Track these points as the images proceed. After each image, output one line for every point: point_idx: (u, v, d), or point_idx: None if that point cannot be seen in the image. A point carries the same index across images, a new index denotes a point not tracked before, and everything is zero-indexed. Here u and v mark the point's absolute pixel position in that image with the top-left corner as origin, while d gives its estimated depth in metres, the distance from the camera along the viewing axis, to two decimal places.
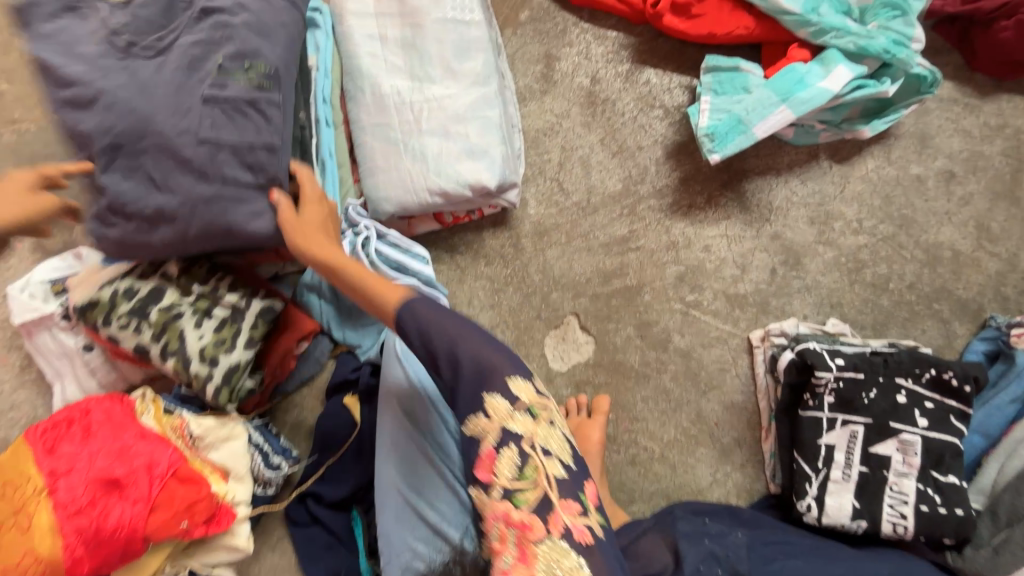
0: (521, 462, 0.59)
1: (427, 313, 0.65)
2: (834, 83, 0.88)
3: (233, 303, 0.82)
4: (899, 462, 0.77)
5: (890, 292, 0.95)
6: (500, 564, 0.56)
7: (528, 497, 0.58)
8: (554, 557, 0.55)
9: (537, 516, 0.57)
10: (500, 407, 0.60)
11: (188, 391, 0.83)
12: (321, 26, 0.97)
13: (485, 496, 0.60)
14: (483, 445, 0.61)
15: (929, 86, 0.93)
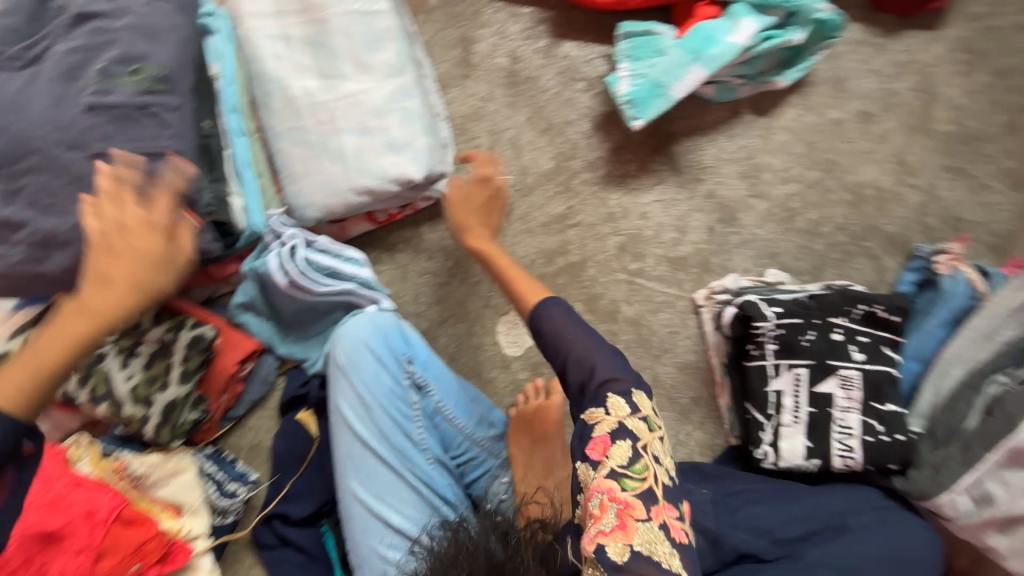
0: (634, 454, 0.60)
1: (567, 325, 0.68)
2: (741, 37, 0.89)
3: (161, 336, 0.78)
4: (842, 397, 0.80)
5: (822, 236, 0.98)
6: (598, 527, 0.58)
7: (637, 484, 0.59)
8: (652, 539, 0.57)
9: (642, 501, 0.58)
10: (621, 405, 0.62)
11: (126, 431, 0.79)
12: (217, 31, 0.91)
13: (592, 473, 0.61)
14: (598, 429, 0.62)
15: (835, 30, 0.94)
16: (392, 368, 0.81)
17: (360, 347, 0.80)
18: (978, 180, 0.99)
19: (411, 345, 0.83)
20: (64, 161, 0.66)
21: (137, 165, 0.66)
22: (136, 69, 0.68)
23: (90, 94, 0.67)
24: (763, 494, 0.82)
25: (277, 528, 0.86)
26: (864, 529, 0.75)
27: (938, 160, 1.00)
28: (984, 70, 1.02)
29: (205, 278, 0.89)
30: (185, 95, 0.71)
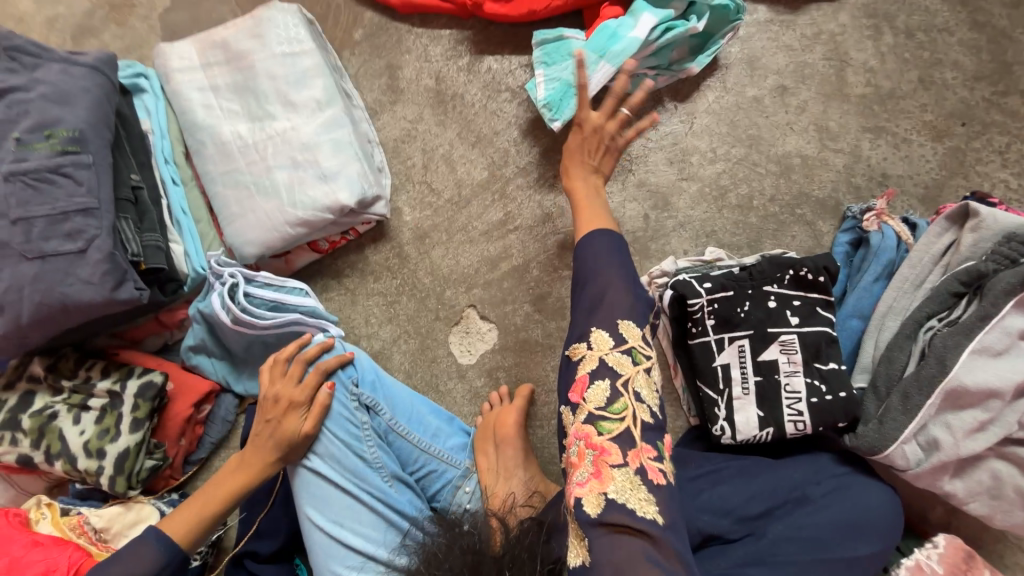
0: (613, 394, 0.63)
1: (605, 256, 0.69)
2: (642, 30, 0.92)
3: (109, 388, 0.79)
4: (785, 363, 0.81)
5: (755, 209, 1.00)
6: (577, 478, 0.61)
7: (614, 426, 0.62)
8: (627, 483, 0.59)
9: (618, 445, 0.61)
10: (602, 339, 0.65)
11: (86, 486, 0.80)
12: (148, 89, 0.95)
13: (572, 418, 0.64)
14: (580, 369, 0.66)
15: (737, 13, 1.00)
16: (339, 392, 0.83)
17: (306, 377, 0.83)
18: (899, 136, 1.01)
19: (357, 367, 0.85)
20: None
21: (58, 224, 0.70)
22: (47, 135, 0.71)
23: (7, 164, 0.70)
24: (728, 472, 0.80)
25: (248, 569, 0.85)
26: (825, 497, 0.75)
27: (858, 122, 1.02)
28: (892, 31, 1.05)
29: (159, 326, 0.91)
30: (100, 152, 0.74)
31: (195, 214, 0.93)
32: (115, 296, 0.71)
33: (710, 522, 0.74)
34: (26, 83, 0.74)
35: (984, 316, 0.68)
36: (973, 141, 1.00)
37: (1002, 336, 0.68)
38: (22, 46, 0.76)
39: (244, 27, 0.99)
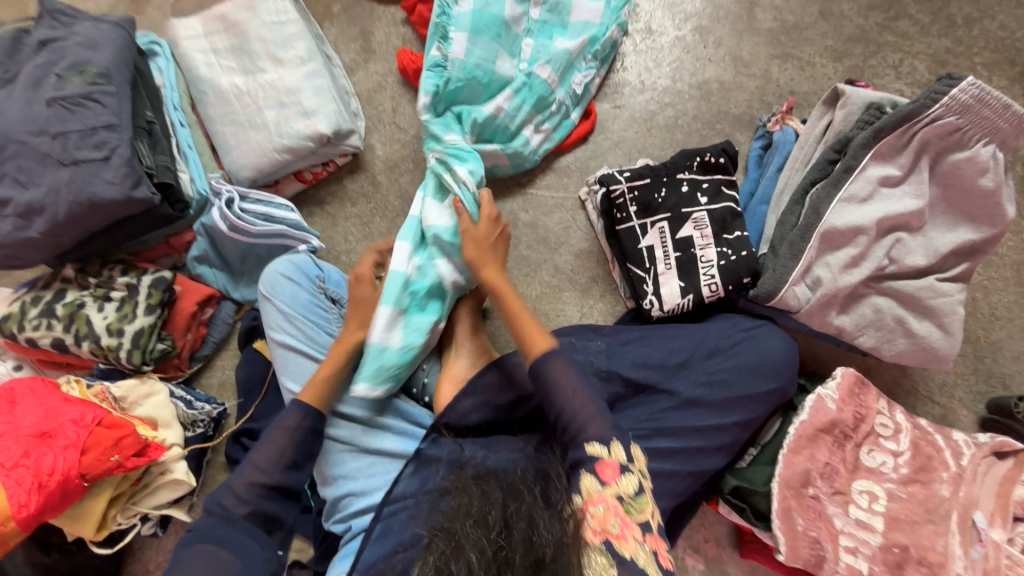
0: (639, 488, 0.66)
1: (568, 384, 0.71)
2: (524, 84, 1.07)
3: (128, 282, 0.95)
4: (699, 237, 0.93)
5: (680, 127, 1.15)
6: (602, 531, 0.62)
7: (633, 507, 0.64)
8: (615, 531, 0.62)
9: (635, 537, 0.62)
10: (625, 488, 0.65)
11: (108, 367, 0.95)
12: (161, 53, 1.14)
13: (598, 486, 0.64)
14: (613, 452, 0.66)
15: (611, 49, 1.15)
16: (306, 286, 0.95)
17: (275, 275, 0.95)
18: (805, 60, 1.16)
19: (321, 268, 0.98)
20: (33, 144, 0.87)
21: (88, 138, 0.87)
22: (81, 71, 0.90)
23: (50, 92, 0.89)
24: (654, 336, 0.93)
25: (246, 445, 0.98)
26: (734, 347, 0.88)
27: (767, 51, 1.17)
28: None
29: (168, 248, 1.05)
30: (121, 86, 0.92)
31: (198, 148, 1.10)
32: (132, 195, 0.87)
33: (634, 374, 0.88)
34: (65, 35, 0.93)
35: (848, 168, 0.81)
36: (869, 60, 1.14)
37: (864, 184, 0.80)
38: (62, 9, 0.95)
39: (240, 2, 1.16)
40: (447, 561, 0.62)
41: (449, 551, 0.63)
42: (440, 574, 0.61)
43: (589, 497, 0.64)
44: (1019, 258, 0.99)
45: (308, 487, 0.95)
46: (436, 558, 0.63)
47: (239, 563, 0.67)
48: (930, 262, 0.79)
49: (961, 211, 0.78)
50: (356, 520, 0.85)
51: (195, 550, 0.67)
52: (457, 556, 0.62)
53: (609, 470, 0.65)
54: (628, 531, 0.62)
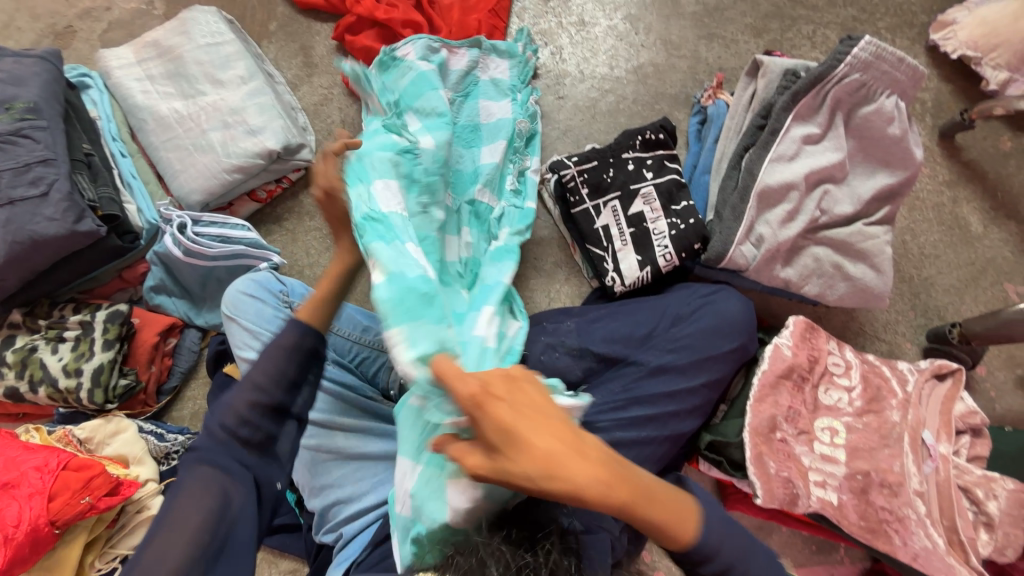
0: None
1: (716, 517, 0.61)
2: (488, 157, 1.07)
3: (82, 319, 0.92)
4: (649, 212, 0.97)
5: (622, 111, 1.20)
6: None
7: None
8: None
9: None
10: None
11: (70, 411, 0.92)
12: (93, 86, 1.11)
13: None
14: None
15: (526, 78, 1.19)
16: (270, 302, 0.93)
17: (238, 295, 0.93)
18: (729, 38, 1.23)
19: (285, 283, 0.97)
20: None
21: (23, 175, 0.85)
22: (8, 108, 0.87)
23: None
24: (619, 310, 0.96)
25: None
26: (695, 312, 0.91)
27: (694, 33, 1.23)
28: None
29: (123, 283, 1.02)
30: (54, 119, 0.90)
31: (143, 177, 1.08)
32: (77, 229, 0.85)
33: (604, 348, 0.92)
34: None
35: (774, 131, 0.87)
36: (786, 33, 1.23)
37: (790, 144, 0.86)
38: None
39: (171, 28, 1.15)
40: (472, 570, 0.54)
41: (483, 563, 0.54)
42: None
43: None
44: (938, 199, 1.08)
45: (295, 503, 0.94)
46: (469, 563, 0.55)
47: (237, 489, 0.63)
48: (856, 208, 0.85)
49: (876, 158, 0.85)
50: (347, 527, 0.85)
51: (193, 480, 0.62)
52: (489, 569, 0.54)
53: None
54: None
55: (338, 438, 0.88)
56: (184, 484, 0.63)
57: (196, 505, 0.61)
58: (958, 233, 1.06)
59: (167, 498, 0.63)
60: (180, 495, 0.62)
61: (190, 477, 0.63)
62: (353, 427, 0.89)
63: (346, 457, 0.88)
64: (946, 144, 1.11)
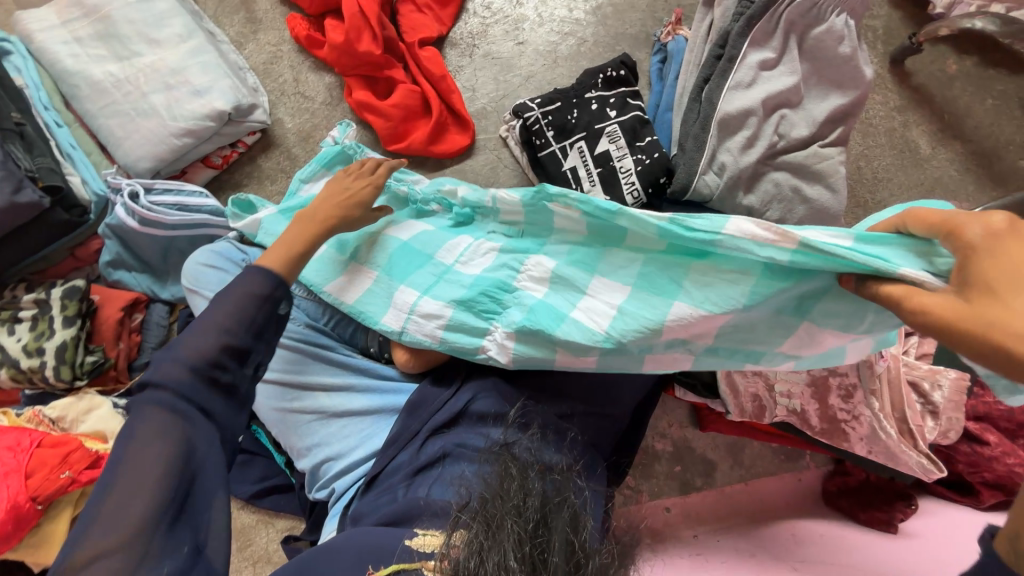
0: None
1: None
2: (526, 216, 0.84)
3: (36, 298, 0.88)
4: (615, 149, 0.97)
5: (585, 55, 1.17)
6: None
7: None
8: None
9: None
10: None
11: (38, 392, 0.90)
12: (15, 51, 1.03)
13: None
14: None
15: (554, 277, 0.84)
16: (233, 270, 0.89)
17: (196, 267, 0.89)
18: None
19: (247, 251, 0.92)
20: None
21: None
22: None
23: None
24: None
25: None
26: None
27: None
28: None
29: (78, 261, 0.98)
30: None
31: (84, 148, 1.02)
32: (16, 200, 0.81)
33: None
34: None
35: (732, 59, 0.88)
36: None
37: (747, 70, 0.87)
38: None
39: None
40: (483, 543, 0.56)
41: (483, 530, 0.57)
42: (472, 554, 0.55)
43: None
44: (890, 125, 1.12)
45: (285, 464, 0.94)
46: (470, 536, 0.57)
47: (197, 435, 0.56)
48: (812, 131, 0.88)
49: (829, 81, 0.87)
50: (338, 483, 0.84)
51: (149, 421, 0.55)
52: (494, 534, 0.56)
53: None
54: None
55: (321, 398, 0.89)
56: (237, 284, 0.64)
57: (148, 459, 0.54)
58: (908, 155, 1.11)
59: (117, 441, 0.55)
60: (127, 448, 0.54)
61: (138, 439, 0.55)
62: (334, 386, 0.89)
63: (332, 416, 0.88)
64: (897, 69, 1.14)
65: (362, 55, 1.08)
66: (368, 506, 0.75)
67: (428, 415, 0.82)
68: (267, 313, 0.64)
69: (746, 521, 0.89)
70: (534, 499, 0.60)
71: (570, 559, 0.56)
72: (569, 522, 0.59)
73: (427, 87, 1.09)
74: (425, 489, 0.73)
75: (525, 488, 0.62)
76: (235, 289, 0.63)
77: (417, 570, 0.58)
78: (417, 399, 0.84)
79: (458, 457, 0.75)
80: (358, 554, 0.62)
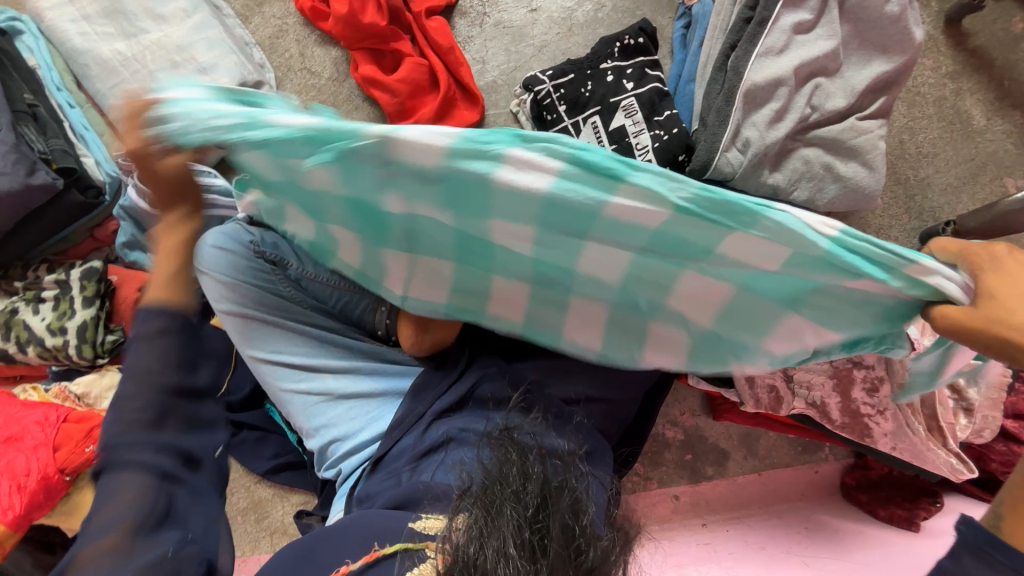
0: None
1: None
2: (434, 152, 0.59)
3: (57, 279, 0.91)
4: (632, 125, 0.92)
5: (603, 20, 1.09)
6: None
7: None
8: None
9: None
10: None
11: (64, 369, 0.93)
12: (27, 31, 1.03)
13: None
14: None
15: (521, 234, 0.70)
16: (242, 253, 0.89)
17: (206, 249, 0.87)
18: None
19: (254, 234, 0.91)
20: None
21: None
22: None
23: None
24: None
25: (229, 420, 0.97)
26: None
27: None
28: None
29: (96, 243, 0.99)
30: None
31: (96, 129, 1.03)
32: (31, 182, 0.83)
33: None
34: None
35: (762, 22, 0.81)
36: None
37: (780, 34, 0.80)
38: None
39: None
40: (482, 528, 0.55)
41: (483, 514, 0.56)
42: (471, 538, 0.55)
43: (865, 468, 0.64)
44: (940, 93, 1.02)
45: (298, 442, 0.96)
46: (470, 521, 0.56)
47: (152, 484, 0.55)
48: (849, 102, 0.80)
49: (872, 44, 0.79)
50: (344, 464, 0.86)
51: (110, 470, 0.54)
52: (494, 520, 0.55)
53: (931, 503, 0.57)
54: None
55: (327, 379, 0.89)
56: (139, 330, 0.57)
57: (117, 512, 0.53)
58: (958, 128, 1.01)
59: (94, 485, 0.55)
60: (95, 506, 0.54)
61: (113, 480, 0.54)
62: (339, 368, 0.89)
63: (339, 397, 0.89)
64: (953, 30, 1.03)
65: (366, 27, 1.03)
66: (373, 491, 0.75)
67: (431, 397, 0.81)
68: (189, 346, 0.58)
69: (758, 516, 0.87)
70: (534, 482, 0.60)
71: (570, 545, 0.55)
72: (569, 508, 0.58)
73: (435, 60, 1.05)
74: (430, 473, 0.72)
75: (526, 471, 0.61)
76: (144, 338, 0.56)
77: (418, 550, 0.59)
78: (421, 382, 0.84)
79: (462, 444, 0.75)
80: (362, 537, 0.63)
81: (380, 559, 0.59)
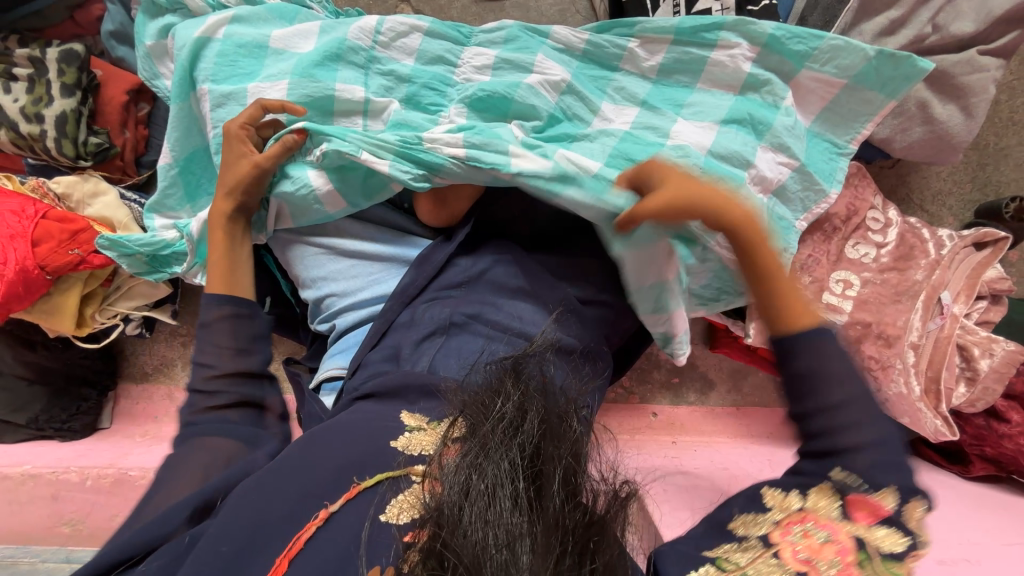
0: (837, 492, 0.46)
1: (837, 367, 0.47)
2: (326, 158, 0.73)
3: (31, 56, 0.79)
4: (719, 11, 0.78)
5: None
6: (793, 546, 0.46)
7: (854, 526, 0.45)
8: (817, 538, 0.45)
9: (800, 542, 0.45)
10: (786, 498, 0.48)
11: (41, 163, 0.85)
12: None
13: (786, 501, 0.48)
14: (797, 501, 0.47)
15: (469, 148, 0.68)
16: None
17: None
18: None
19: None
20: None
21: None
22: None
23: None
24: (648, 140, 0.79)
25: None
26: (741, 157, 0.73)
27: None
28: None
29: (77, 28, 0.86)
30: None
31: None
32: None
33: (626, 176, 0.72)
34: None
35: None
36: None
37: None
38: None
39: None
40: (475, 461, 0.50)
41: (475, 447, 0.51)
42: (469, 475, 0.49)
43: (786, 517, 0.47)
44: None
45: (291, 292, 0.89)
46: (461, 459, 0.50)
47: None
48: (978, 28, 0.69)
49: None
50: (340, 321, 0.79)
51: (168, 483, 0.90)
52: (486, 456, 0.50)
53: (865, 511, 0.45)
54: (826, 552, 0.45)
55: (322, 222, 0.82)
56: None
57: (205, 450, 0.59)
58: None
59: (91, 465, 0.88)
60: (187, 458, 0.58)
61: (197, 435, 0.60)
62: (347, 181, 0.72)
63: (338, 252, 0.79)
64: None
65: None
66: (366, 376, 0.69)
67: (431, 270, 0.75)
68: None
69: (723, 444, 0.91)
70: (534, 414, 0.53)
71: (570, 492, 0.49)
72: (570, 453, 0.51)
73: None
74: (426, 359, 0.68)
75: (523, 405, 0.54)
76: (214, 322, 0.65)
77: (399, 477, 0.53)
78: (428, 252, 0.77)
79: (467, 331, 0.71)
80: (343, 457, 0.55)
81: (359, 494, 0.53)
